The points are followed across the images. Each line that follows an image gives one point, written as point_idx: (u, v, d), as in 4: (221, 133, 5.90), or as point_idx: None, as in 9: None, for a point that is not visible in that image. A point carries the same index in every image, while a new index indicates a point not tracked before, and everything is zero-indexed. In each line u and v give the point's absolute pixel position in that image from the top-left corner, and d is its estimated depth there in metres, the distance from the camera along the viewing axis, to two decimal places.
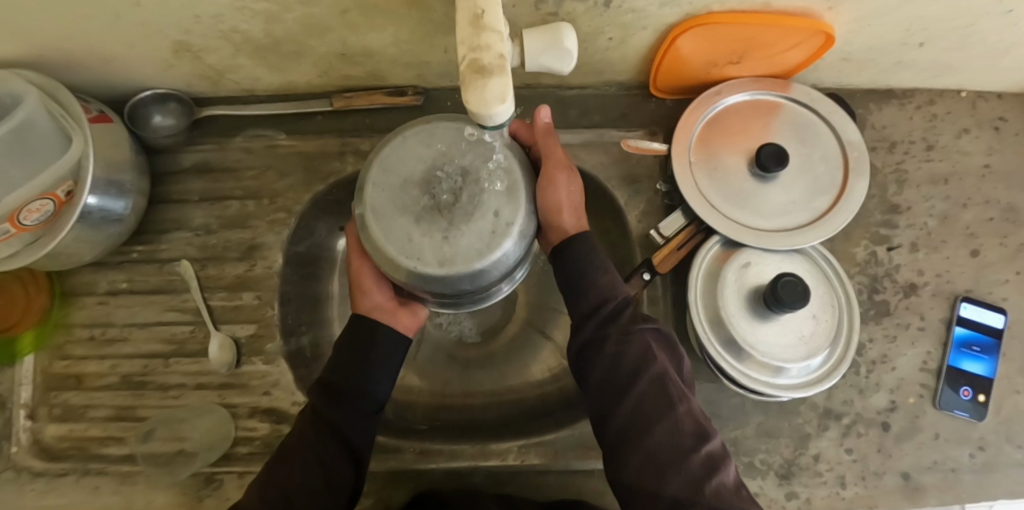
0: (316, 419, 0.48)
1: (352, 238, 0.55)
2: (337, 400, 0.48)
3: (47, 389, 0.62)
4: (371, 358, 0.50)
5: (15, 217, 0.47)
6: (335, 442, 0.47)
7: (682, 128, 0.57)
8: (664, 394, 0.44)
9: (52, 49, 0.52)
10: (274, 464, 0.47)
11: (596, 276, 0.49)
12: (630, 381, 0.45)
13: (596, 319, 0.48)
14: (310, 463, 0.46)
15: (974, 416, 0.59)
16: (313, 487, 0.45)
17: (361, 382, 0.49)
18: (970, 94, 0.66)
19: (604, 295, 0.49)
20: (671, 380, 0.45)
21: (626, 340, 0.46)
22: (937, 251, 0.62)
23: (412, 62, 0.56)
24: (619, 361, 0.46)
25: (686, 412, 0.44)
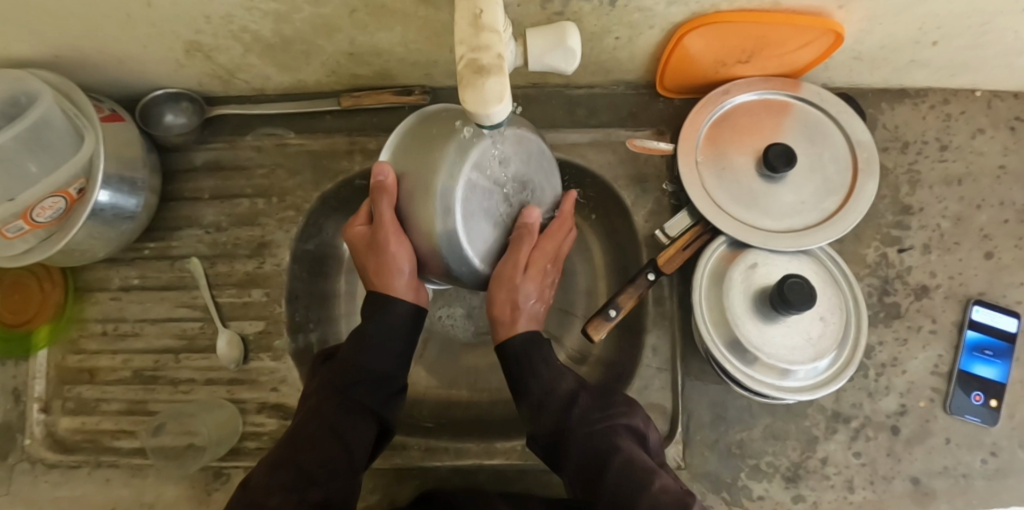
0: (337, 398, 0.47)
1: (384, 213, 0.46)
2: (359, 382, 0.48)
3: (61, 383, 0.63)
4: (391, 343, 0.49)
5: (28, 214, 0.49)
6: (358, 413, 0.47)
7: (690, 127, 0.57)
8: (637, 475, 0.44)
9: (67, 49, 0.53)
10: (289, 446, 0.44)
11: (534, 381, 0.51)
12: (601, 471, 0.46)
13: (556, 413, 0.50)
14: (333, 444, 0.45)
15: (986, 420, 0.59)
16: (334, 465, 0.44)
17: (384, 365, 0.49)
18: (985, 93, 0.64)
19: (548, 387, 0.51)
20: (638, 461, 0.45)
21: (593, 440, 0.48)
22: (951, 253, 0.61)
23: (420, 61, 0.56)
24: (589, 458, 0.47)
25: (662, 486, 0.44)
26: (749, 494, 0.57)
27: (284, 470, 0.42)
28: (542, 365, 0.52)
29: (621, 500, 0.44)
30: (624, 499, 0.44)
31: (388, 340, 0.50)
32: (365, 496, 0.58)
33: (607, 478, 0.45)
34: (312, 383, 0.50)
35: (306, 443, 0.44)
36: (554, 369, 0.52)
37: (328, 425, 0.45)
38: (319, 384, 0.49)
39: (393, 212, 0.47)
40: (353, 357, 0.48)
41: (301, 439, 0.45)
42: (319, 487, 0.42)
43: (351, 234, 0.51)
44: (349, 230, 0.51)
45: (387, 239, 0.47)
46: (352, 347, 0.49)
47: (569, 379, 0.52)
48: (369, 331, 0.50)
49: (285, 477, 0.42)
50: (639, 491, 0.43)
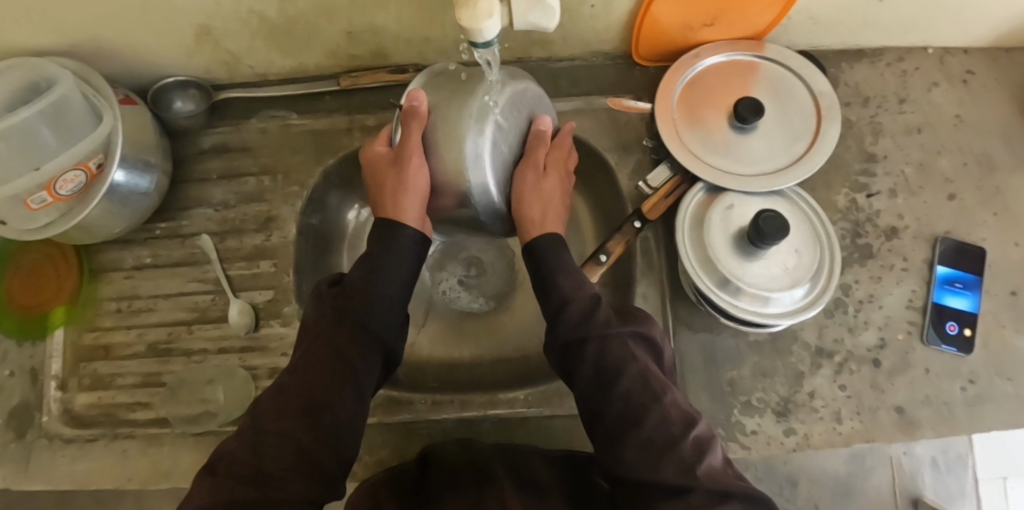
0: (348, 325, 0.47)
1: (410, 134, 0.47)
2: (370, 311, 0.48)
3: (77, 361, 0.65)
4: (399, 272, 0.49)
5: (52, 186, 0.52)
6: (368, 340, 0.47)
7: (664, 88, 0.62)
8: (651, 388, 0.47)
9: (84, 38, 0.57)
10: (302, 375, 0.45)
11: (560, 280, 0.52)
12: (613, 380, 0.48)
13: (578, 317, 0.51)
14: (343, 373, 0.46)
15: (962, 349, 0.62)
16: (342, 395, 0.45)
17: (390, 291, 0.49)
18: (937, 50, 0.70)
19: (569, 296, 0.52)
20: (653, 374, 0.48)
21: (619, 347, 0.49)
22: (916, 197, 0.65)
23: (412, 39, 0.61)
24: (604, 363, 0.49)
25: (671, 401, 0.47)
26: (742, 430, 0.59)
27: (296, 397, 0.44)
28: (567, 268, 0.53)
29: (632, 408, 0.47)
30: (630, 415, 0.46)
31: (396, 276, 0.49)
32: (375, 451, 0.60)
33: (622, 386, 0.47)
34: (322, 309, 0.50)
35: (319, 374, 0.45)
36: (575, 272, 0.53)
37: (337, 352, 0.46)
38: (331, 315, 0.48)
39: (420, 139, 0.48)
40: (365, 280, 0.48)
41: (311, 370, 0.45)
42: (333, 415, 0.44)
43: (372, 153, 0.54)
44: (369, 146, 0.55)
45: (409, 159, 0.48)
46: (364, 270, 0.49)
47: (591, 288, 0.53)
48: (379, 263, 0.49)
49: (297, 403, 0.43)
50: (650, 409, 0.46)
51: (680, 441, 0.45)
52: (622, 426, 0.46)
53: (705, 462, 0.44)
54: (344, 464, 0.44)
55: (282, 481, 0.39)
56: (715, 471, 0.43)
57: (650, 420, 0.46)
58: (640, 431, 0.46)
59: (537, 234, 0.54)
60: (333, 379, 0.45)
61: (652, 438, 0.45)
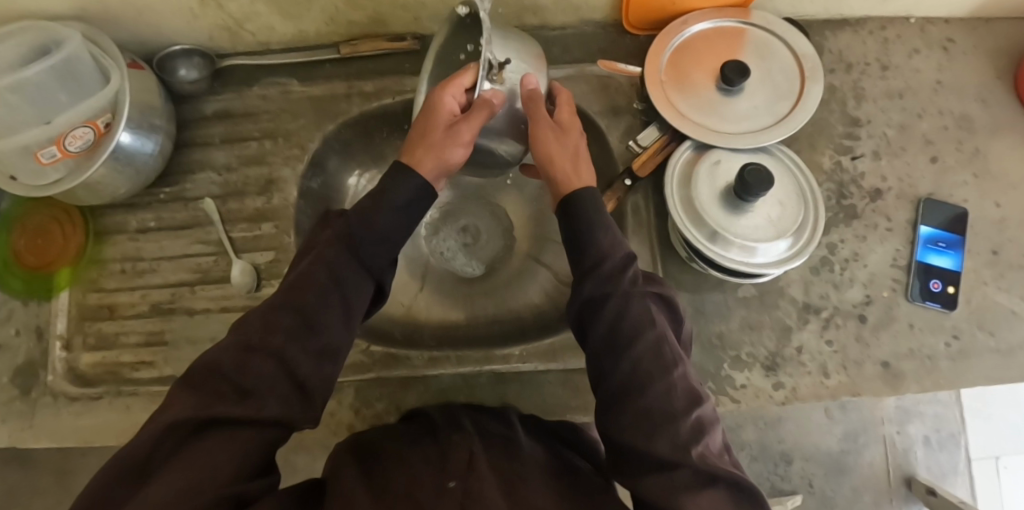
0: (345, 250, 0.48)
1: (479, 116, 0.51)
2: (370, 239, 0.49)
3: (82, 320, 0.66)
4: (400, 205, 0.50)
5: (61, 141, 0.54)
6: (355, 268, 0.48)
7: (653, 51, 0.63)
8: (664, 357, 0.45)
9: (92, 1, 0.59)
10: (292, 292, 0.46)
11: (596, 236, 0.50)
12: (628, 343, 0.46)
13: (603, 276, 0.49)
14: (334, 299, 0.47)
15: (945, 306, 0.64)
16: (332, 321, 0.46)
17: (390, 227, 0.49)
18: (918, 20, 0.72)
19: (605, 252, 0.50)
20: (669, 344, 0.46)
21: (639, 315, 0.47)
22: (899, 158, 0.67)
23: (409, 4, 0.63)
24: (623, 327, 0.47)
25: (680, 376, 0.45)
26: (732, 383, 0.61)
27: (285, 314, 0.45)
28: (602, 220, 0.51)
29: (639, 376, 0.45)
30: (638, 378, 0.45)
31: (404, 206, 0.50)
32: (374, 405, 0.61)
33: (636, 350, 0.45)
34: (322, 235, 0.51)
35: (313, 294, 0.46)
36: (611, 229, 0.51)
37: (331, 276, 0.47)
38: (332, 241, 0.49)
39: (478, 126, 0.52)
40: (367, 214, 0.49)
41: (303, 288, 0.46)
42: (319, 335, 0.45)
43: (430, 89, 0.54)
44: (440, 94, 0.51)
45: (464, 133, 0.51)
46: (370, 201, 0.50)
47: (625, 249, 0.51)
48: (392, 198, 0.50)
49: (287, 316, 0.45)
50: (660, 377, 0.44)
51: (680, 416, 0.43)
52: (626, 387, 0.45)
53: (699, 443, 0.41)
54: (325, 384, 0.46)
55: (257, 400, 0.41)
56: (707, 458, 0.41)
57: (655, 388, 0.44)
58: (645, 394, 0.44)
59: (572, 188, 0.52)
60: (323, 301, 0.46)
61: (655, 408, 0.43)
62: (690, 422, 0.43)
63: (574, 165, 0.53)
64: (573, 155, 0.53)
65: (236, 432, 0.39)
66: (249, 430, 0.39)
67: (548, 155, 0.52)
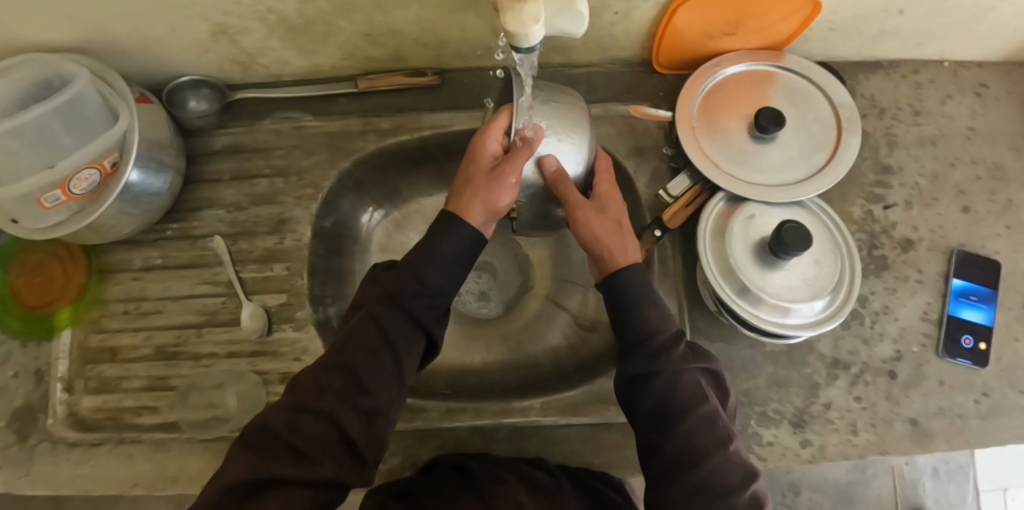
0: (395, 306, 0.47)
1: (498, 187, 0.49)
2: (416, 291, 0.48)
3: (83, 362, 0.64)
4: (446, 266, 0.48)
5: (66, 185, 0.51)
6: (406, 322, 0.47)
7: (684, 96, 0.62)
8: (716, 433, 0.46)
9: (99, 34, 0.56)
10: (342, 352, 0.46)
11: (644, 312, 0.49)
12: (678, 420, 0.46)
13: (654, 353, 0.48)
14: (385, 358, 0.46)
15: (976, 363, 0.62)
16: (385, 379, 0.46)
17: (440, 280, 0.48)
18: (951, 63, 0.70)
19: (650, 330, 0.49)
20: (720, 419, 0.47)
21: (689, 395, 0.47)
22: (930, 208, 0.65)
23: (432, 42, 0.61)
24: (672, 408, 0.47)
25: (735, 451, 0.46)
26: (759, 441, 0.59)
27: (338, 373, 0.45)
28: (646, 301, 0.50)
29: (694, 449, 0.45)
30: (688, 454, 0.45)
31: (454, 257, 0.48)
32: (388, 459, 0.59)
33: (687, 427, 0.46)
34: (371, 287, 0.51)
35: (360, 352, 0.46)
36: (656, 308, 0.50)
37: (383, 333, 0.47)
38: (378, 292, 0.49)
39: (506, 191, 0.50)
40: (415, 267, 0.47)
41: (354, 347, 0.46)
42: (369, 398, 0.45)
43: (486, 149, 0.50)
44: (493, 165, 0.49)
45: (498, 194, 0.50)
46: (417, 255, 0.48)
47: (671, 322, 0.50)
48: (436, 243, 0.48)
49: (338, 379, 0.45)
50: (713, 454, 0.45)
51: (733, 489, 0.44)
52: (679, 464, 0.45)
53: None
54: (377, 446, 0.45)
55: (314, 461, 0.41)
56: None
57: (708, 466, 0.45)
58: (697, 471, 0.45)
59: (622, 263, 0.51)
60: (372, 359, 0.46)
61: (708, 481, 0.44)
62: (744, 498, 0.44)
63: (619, 243, 0.51)
64: (616, 230, 0.51)
65: (286, 495, 0.39)
66: (307, 495, 0.40)
67: (592, 234, 0.51)
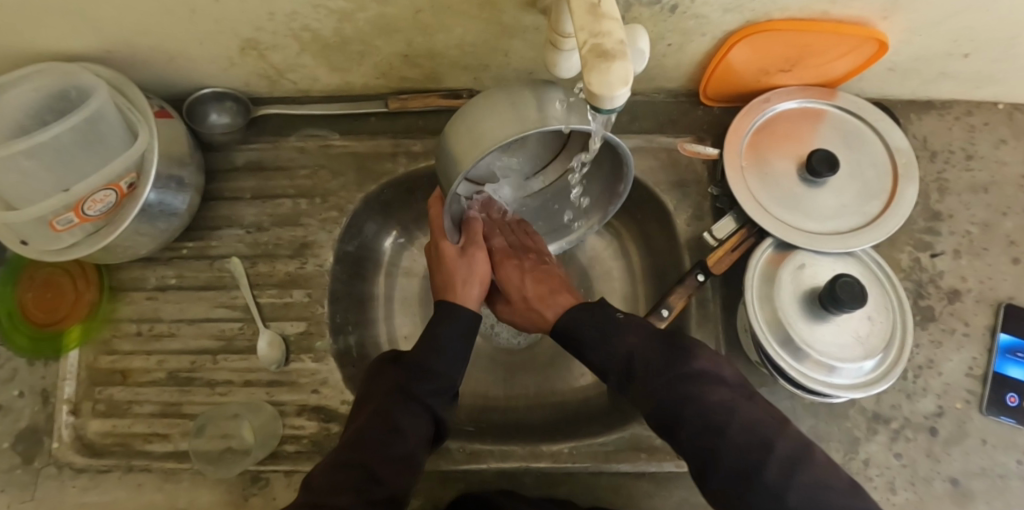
0: (402, 395, 0.48)
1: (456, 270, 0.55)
2: (422, 378, 0.49)
3: (92, 384, 0.61)
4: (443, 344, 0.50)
5: (79, 207, 0.48)
6: (406, 402, 0.47)
7: (733, 133, 0.59)
8: (710, 415, 0.43)
9: (122, 44, 0.53)
10: (352, 446, 0.45)
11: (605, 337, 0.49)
12: (674, 418, 0.44)
13: (659, 363, 0.46)
14: (391, 436, 0.45)
15: (1020, 422, 0.58)
16: (398, 458, 0.45)
17: (434, 360, 0.49)
18: (1007, 106, 0.67)
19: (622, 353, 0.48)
20: (714, 401, 0.43)
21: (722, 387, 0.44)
22: (979, 258, 0.63)
23: (471, 65, 0.57)
24: (712, 411, 0.43)
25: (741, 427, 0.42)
26: None
27: (350, 469, 0.43)
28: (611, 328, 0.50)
29: (703, 444, 0.42)
30: (754, 438, 0.41)
31: (443, 345, 0.50)
32: (409, 500, 0.57)
33: (685, 424, 0.43)
34: (375, 382, 0.50)
35: (370, 442, 0.45)
36: (627, 327, 0.49)
37: (389, 420, 0.46)
38: (385, 387, 0.49)
39: (480, 269, 0.56)
40: (418, 354, 0.50)
41: (364, 439, 0.45)
42: (383, 487, 0.43)
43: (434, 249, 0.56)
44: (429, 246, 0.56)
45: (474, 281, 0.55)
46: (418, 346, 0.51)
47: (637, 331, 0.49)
48: (441, 333, 0.51)
49: (350, 475, 0.43)
50: (723, 435, 0.41)
51: (819, 466, 0.40)
52: (750, 458, 0.40)
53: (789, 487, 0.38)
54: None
55: None
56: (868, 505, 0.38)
57: (781, 445, 0.40)
58: (770, 460, 0.39)
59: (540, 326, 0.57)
60: (382, 446, 0.44)
61: (789, 462, 0.39)
62: (790, 442, 0.41)
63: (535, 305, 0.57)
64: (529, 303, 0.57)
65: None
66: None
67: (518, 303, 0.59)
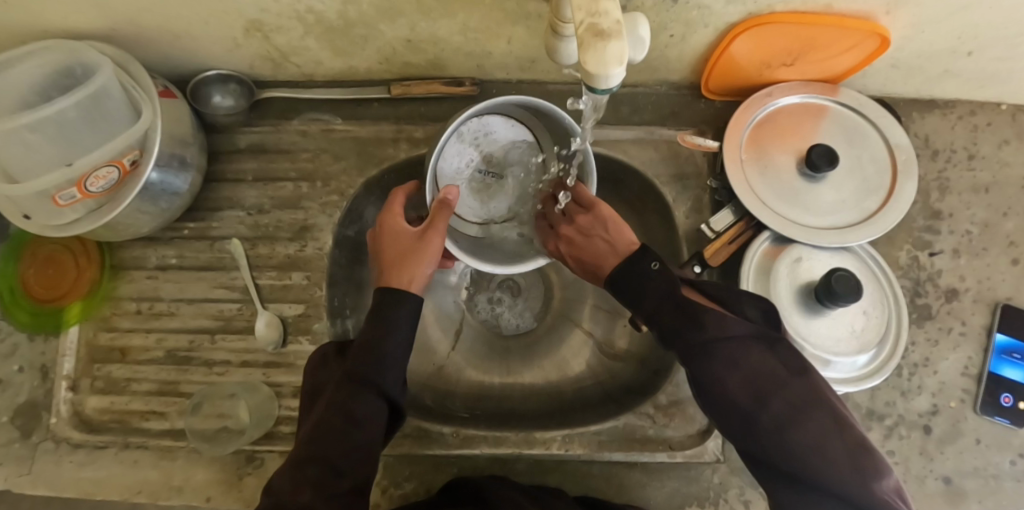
0: (354, 387, 0.46)
1: (400, 244, 0.52)
2: (378, 363, 0.46)
3: (91, 361, 0.61)
4: (398, 327, 0.47)
5: (82, 183, 0.48)
6: (361, 391, 0.46)
7: (734, 127, 0.59)
8: (720, 360, 0.43)
9: (128, 23, 0.53)
10: (311, 444, 0.44)
11: (634, 289, 0.49)
12: (693, 354, 0.44)
13: (674, 326, 0.46)
14: (343, 428, 0.44)
15: (1014, 422, 0.58)
16: (352, 448, 0.44)
17: (388, 344, 0.47)
18: (1010, 107, 0.67)
19: (640, 302, 0.49)
20: (726, 346, 0.44)
21: (732, 347, 0.44)
22: (978, 258, 0.63)
23: (474, 52, 0.58)
24: (720, 371, 0.43)
25: (743, 380, 0.43)
26: None
27: (309, 467, 0.43)
28: (635, 283, 0.49)
29: (711, 382, 0.44)
30: (757, 395, 0.42)
31: (394, 321, 0.48)
32: (402, 483, 0.57)
33: (696, 365, 0.44)
34: (325, 376, 0.49)
35: (325, 440, 0.44)
36: (650, 284, 0.48)
37: (341, 414, 0.44)
38: (337, 379, 0.47)
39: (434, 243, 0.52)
40: (370, 342, 0.47)
41: (319, 435, 0.44)
42: (345, 479, 0.43)
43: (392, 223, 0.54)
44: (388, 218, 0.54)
45: (414, 258, 0.51)
46: (370, 332, 0.47)
47: (652, 289, 0.48)
48: (392, 318, 0.48)
49: (309, 473, 0.42)
50: (728, 379, 0.43)
51: (816, 423, 0.41)
52: (745, 416, 0.42)
53: (778, 436, 0.41)
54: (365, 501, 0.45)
55: None
56: (863, 462, 0.39)
57: (778, 403, 0.42)
58: (767, 416, 0.41)
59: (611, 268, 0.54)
60: (335, 442, 0.44)
61: (784, 421, 0.41)
62: (796, 395, 0.42)
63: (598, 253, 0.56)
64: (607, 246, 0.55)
65: None
66: None
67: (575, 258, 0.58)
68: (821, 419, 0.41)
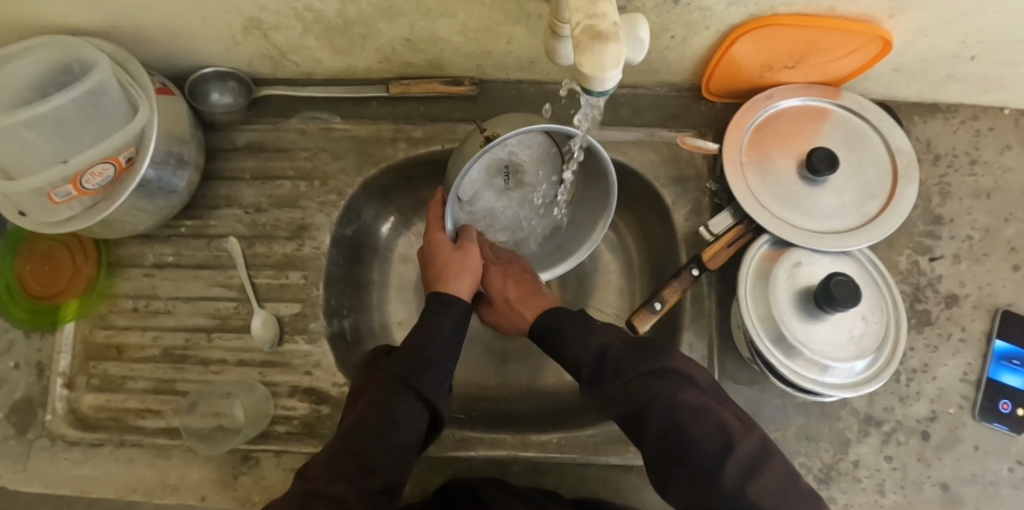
0: (400, 387, 0.47)
1: (454, 258, 0.54)
2: (424, 367, 0.48)
3: (87, 358, 0.61)
4: (448, 332, 0.50)
5: (78, 180, 0.48)
6: (406, 393, 0.47)
7: (735, 129, 0.59)
8: (687, 406, 0.43)
9: (126, 20, 0.53)
10: (350, 437, 0.45)
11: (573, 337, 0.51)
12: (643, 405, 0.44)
13: (616, 369, 0.47)
14: (382, 425, 0.45)
15: (1013, 429, 0.58)
16: (390, 446, 0.45)
17: (440, 349, 0.49)
18: (1013, 111, 0.66)
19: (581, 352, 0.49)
20: (688, 393, 0.44)
21: (691, 392, 0.44)
22: (979, 263, 0.63)
23: (474, 52, 0.57)
24: (680, 416, 0.43)
25: (704, 428, 0.42)
26: None
27: (343, 461, 0.43)
28: (587, 328, 0.51)
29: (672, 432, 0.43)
30: (717, 445, 0.41)
31: (438, 329, 0.50)
32: None
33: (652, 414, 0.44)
34: (370, 374, 0.50)
35: (363, 434, 0.45)
36: (602, 329, 0.50)
37: (384, 410, 0.45)
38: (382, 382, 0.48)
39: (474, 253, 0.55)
40: (419, 345, 0.49)
41: (358, 432, 0.45)
42: (378, 476, 0.44)
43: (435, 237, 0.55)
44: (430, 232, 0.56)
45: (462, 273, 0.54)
46: (421, 337, 0.50)
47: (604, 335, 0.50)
48: (435, 325, 0.51)
49: (346, 468, 0.43)
50: (690, 426, 0.42)
51: (775, 472, 0.41)
52: (705, 470, 0.41)
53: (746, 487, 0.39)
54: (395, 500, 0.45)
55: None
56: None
57: (742, 450, 0.41)
58: (730, 466, 0.40)
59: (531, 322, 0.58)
60: (375, 441, 0.44)
61: (747, 472, 0.40)
62: (753, 444, 0.42)
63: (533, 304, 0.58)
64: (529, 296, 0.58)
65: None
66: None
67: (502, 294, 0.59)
68: (776, 466, 0.42)
